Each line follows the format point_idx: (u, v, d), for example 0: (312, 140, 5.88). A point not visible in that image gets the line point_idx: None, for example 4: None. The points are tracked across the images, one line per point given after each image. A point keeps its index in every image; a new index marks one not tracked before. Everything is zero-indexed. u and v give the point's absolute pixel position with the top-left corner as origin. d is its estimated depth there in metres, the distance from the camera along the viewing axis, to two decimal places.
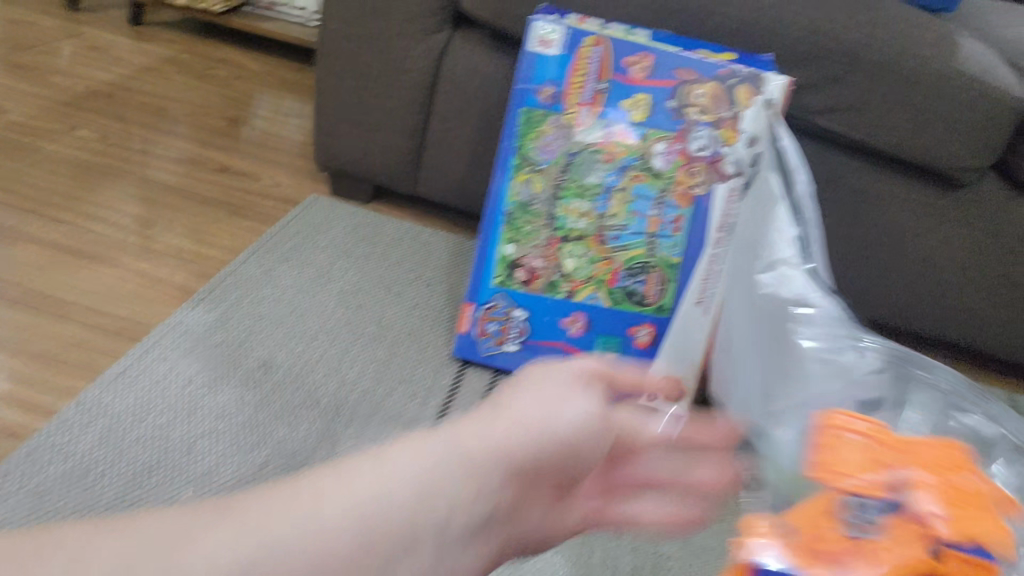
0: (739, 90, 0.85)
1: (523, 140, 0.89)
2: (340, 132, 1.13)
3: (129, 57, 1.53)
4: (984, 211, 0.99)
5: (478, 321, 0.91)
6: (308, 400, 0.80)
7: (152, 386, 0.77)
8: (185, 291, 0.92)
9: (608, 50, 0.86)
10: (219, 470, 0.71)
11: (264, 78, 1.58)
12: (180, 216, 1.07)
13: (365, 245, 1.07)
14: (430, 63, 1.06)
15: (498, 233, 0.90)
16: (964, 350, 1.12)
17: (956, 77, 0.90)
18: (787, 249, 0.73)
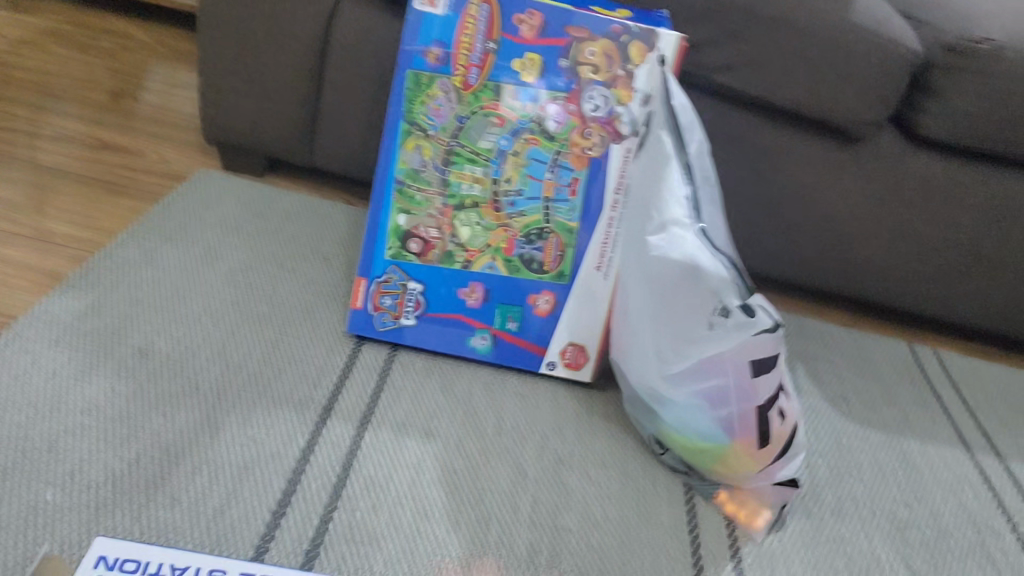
0: (631, 47, 0.83)
1: (410, 104, 0.84)
2: (227, 103, 1.08)
3: (4, 29, 1.43)
4: (882, 166, 0.99)
5: (372, 295, 0.86)
6: (188, 387, 0.76)
7: (13, 381, 0.72)
8: (56, 278, 0.86)
9: (496, 9, 0.82)
10: (87, 466, 0.66)
11: (154, 49, 1.50)
12: (56, 198, 1.00)
13: (259, 221, 1.02)
14: (317, 27, 1.01)
15: (389, 201, 0.86)
16: (867, 302, 1.14)
17: (849, 30, 0.89)
18: (677, 209, 0.73)
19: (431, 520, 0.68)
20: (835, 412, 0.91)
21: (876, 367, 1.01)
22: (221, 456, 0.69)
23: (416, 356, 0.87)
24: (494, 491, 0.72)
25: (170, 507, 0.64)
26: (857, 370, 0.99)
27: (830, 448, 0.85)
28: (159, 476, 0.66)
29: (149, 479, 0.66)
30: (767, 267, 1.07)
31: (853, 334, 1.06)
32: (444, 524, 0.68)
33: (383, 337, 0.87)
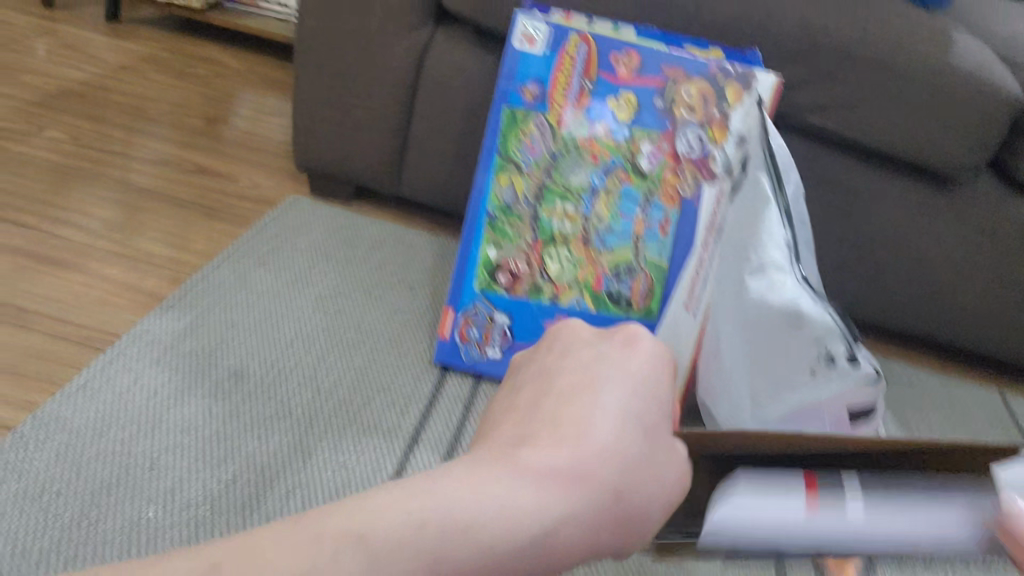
0: (727, 88, 0.83)
1: (506, 141, 0.87)
2: (319, 131, 1.10)
3: (106, 55, 1.49)
4: (979, 212, 0.96)
5: (459, 326, 0.87)
6: (280, 412, 0.77)
7: (115, 398, 0.74)
8: (154, 298, 0.89)
9: (594, 48, 0.85)
10: (183, 485, 0.67)
11: (246, 77, 1.55)
12: (154, 219, 1.04)
13: (346, 248, 1.04)
14: (411, 60, 1.03)
15: (480, 235, 0.88)
16: (959, 351, 1.10)
17: (950, 73, 0.87)
18: (776, 253, 0.72)
19: None
20: None
21: (975, 419, 0.97)
22: (313, 481, 0.70)
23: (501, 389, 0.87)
24: None
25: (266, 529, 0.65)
26: (948, 419, 0.96)
27: None
28: (254, 497, 0.68)
29: (243, 501, 0.67)
30: (854, 310, 1.05)
31: (942, 381, 1.03)
32: None
33: (468, 368, 0.87)
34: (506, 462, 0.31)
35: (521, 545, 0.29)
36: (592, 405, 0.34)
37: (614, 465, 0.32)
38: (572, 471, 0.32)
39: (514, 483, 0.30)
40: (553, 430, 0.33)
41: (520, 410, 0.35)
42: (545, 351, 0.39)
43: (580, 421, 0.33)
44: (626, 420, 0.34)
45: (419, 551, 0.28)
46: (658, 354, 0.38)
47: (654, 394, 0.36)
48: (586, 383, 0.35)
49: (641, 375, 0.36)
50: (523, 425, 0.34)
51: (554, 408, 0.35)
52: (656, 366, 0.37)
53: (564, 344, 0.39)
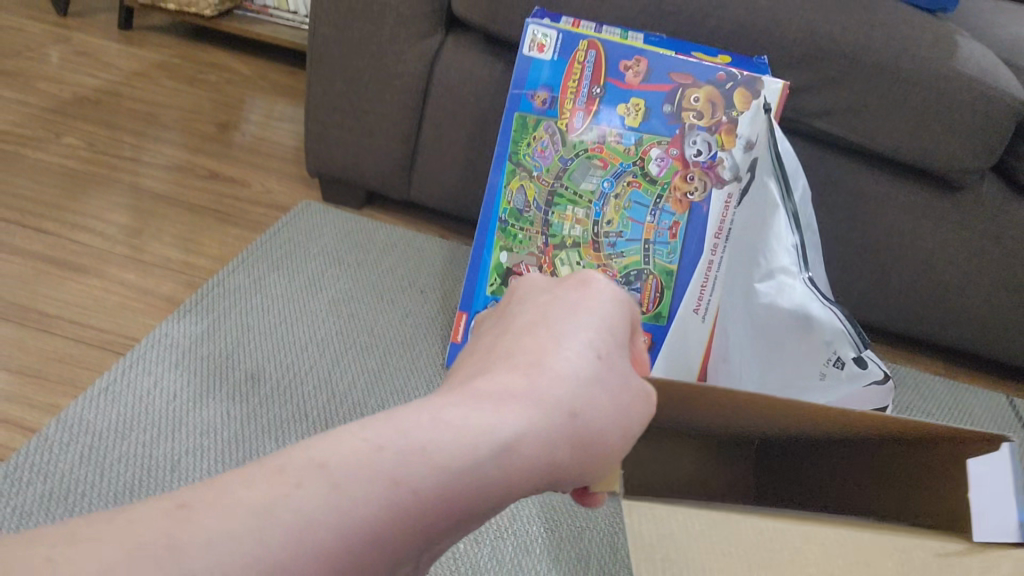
0: (735, 94, 0.84)
1: (517, 147, 0.88)
2: (331, 137, 1.11)
3: (119, 62, 1.51)
4: (984, 214, 0.97)
5: (471, 330, 0.89)
6: (297, 414, 0.78)
7: (136, 402, 0.76)
8: (172, 302, 0.90)
9: (603, 54, 0.86)
10: (204, 485, 0.69)
11: (257, 83, 1.56)
12: (169, 225, 1.05)
13: (358, 252, 1.06)
14: (422, 67, 1.04)
15: (492, 240, 0.89)
16: (963, 353, 1.11)
17: (957, 78, 0.88)
18: (785, 257, 0.73)
19: (530, 555, 0.69)
20: None
21: (982, 421, 0.99)
22: None
23: None
24: (592, 528, 0.74)
25: None
26: (954, 421, 0.97)
27: None
28: None
29: None
30: (861, 313, 1.06)
31: (948, 384, 1.04)
32: (544, 561, 0.69)
33: None
34: (460, 396, 0.33)
35: (477, 459, 0.31)
36: (549, 337, 0.37)
37: (565, 391, 0.34)
38: (526, 394, 0.33)
39: (457, 407, 0.32)
40: (509, 364, 0.35)
41: (482, 350, 0.38)
42: (504, 301, 0.42)
43: (538, 350, 0.36)
44: (585, 345, 0.36)
45: (372, 483, 0.29)
46: (613, 289, 0.40)
47: (612, 316, 0.38)
48: (546, 317, 0.38)
49: (601, 304, 0.39)
50: (486, 363, 0.36)
51: (510, 346, 0.37)
52: (618, 297, 0.39)
53: (526, 292, 0.41)
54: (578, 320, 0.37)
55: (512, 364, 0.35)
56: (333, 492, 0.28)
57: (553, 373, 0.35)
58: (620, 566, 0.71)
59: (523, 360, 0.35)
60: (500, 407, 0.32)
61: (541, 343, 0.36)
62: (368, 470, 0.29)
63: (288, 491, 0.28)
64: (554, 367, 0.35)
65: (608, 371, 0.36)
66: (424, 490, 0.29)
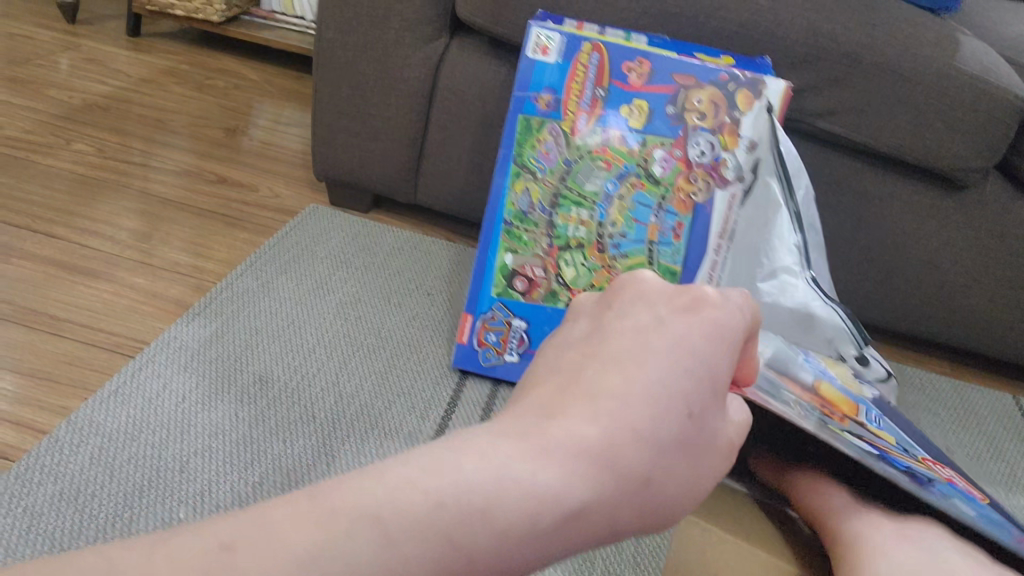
0: (738, 95, 0.85)
1: (521, 149, 0.88)
2: (337, 142, 1.12)
3: (128, 69, 1.53)
4: (988, 213, 0.97)
5: (477, 331, 0.89)
6: (304, 415, 0.79)
7: (146, 404, 0.77)
8: (181, 305, 0.91)
9: (606, 56, 0.87)
10: (212, 485, 0.70)
11: (264, 88, 1.58)
12: (179, 229, 1.06)
13: (364, 255, 1.07)
14: (427, 71, 1.05)
15: (497, 242, 0.89)
16: (968, 352, 1.11)
17: (958, 78, 0.89)
18: (788, 256, 0.74)
19: None
20: None
21: (985, 420, 0.99)
22: None
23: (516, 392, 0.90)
24: None
25: None
26: (959, 421, 0.97)
27: None
28: None
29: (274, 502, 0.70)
30: (866, 312, 1.06)
31: (954, 384, 1.04)
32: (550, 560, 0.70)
33: (486, 373, 0.89)
34: (533, 437, 0.31)
35: (536, 528, 0.29)
36: (637, 374, 0.34)
37: (641, 448, 0.32)
38: (603, 452, 0.31)
39: (529, 459, 0.30)
40: (590, 403, 0.33)
41: (565, 366, 0.35)
42: (602, 304, 0.39)
43: (623, 391, 0.33)
44: (674, 394, 0.33)
45: (428, 538, 0.27)
46: (728, 322, 0.36)
47: (717, 356, 0.35)
48: (639, 346, 0.35)
49: (699, 340, 0.35)
50: (567, 390, 0.34)
51: (596, 375, 0.34)
52: (721, 330, 0.35)
53: (632, 303, 0.38)
54: (679, 357, 0.34)
55: (589, 408, 0.32)
56: (381, 542, 0.26)
57: (634, 425, 0.32)
58: (625, 565, 0.71)
59: (600, 401, 0.33)
60: (567, 466, 0.30)
61: (626, 378, 0.33)
62: (426, 525, 0.27)
63: (331, 534, 0.26)
64: (636, 417, 0.32)
65: (691, 437, 0.33)
66: (482, 550, 0.28)
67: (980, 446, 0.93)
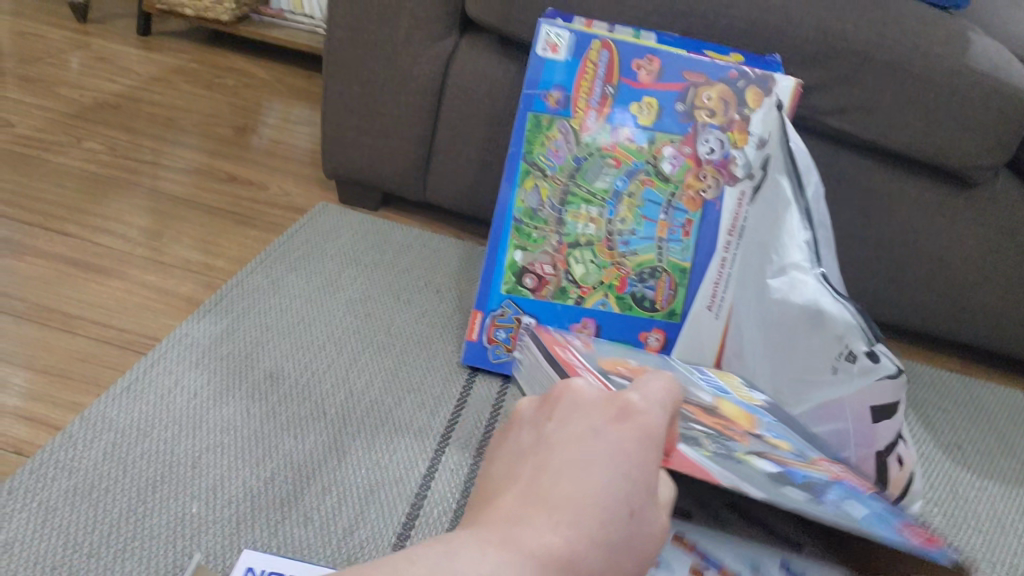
0: (747, 92, 0.85)
1: (531, 147, 0.89)
2: (346, 140, 1.12)
3: (138, 68, 1.53)
4: (997, 211, 0.97)
5: (487, 328, 0.89)
6: (315, 411, 0.80)
7: (158, 400, 0.77)
8: (193, 303, 0.92)
9: (615, 54, 0.87)
10: (225, 482, 0.70)
11: (274, 87, 1.58)
12: (189, 227, 1.07)
13: (373, 253, 1.07)
14: (436, 69, 1.05)
15: (506, 240, 0.90)
16: (977, 349, 1.11)
17: (968, 75, 0.89)
18: (798, 253, 0.75)
19: None
20: (949, 460, 0.89)
21: (996, 416, 0.98)
22: (346, 479, 0.73)
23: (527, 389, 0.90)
24: None
25: (303, 525, 0.68)
26: (969, 418, 0.97)
27: (943, 495, 0.83)
28: (292, 495, 0.70)
29: (283, 498, 0.70)
30: (876, 311, 1.06)
31: (964, 380, 1.04)
32: None
33: (495, 369, 0.89)
34: (491, 536, 0.29)
35: None
36: (585, 481, 0.32)
37: (593, 546, 0.30)
38: (564, 557, 0.29)
39: (512, 566, 0.28)
40: (541, 510, 0.31)
41: (517, 480, 0.33)
42: (546, 413, 0.36)
43: (570, 498, 0.31)
44: (618, 490, 0.32)
45: None
46: (654, 418, 0.34)
47: (649, 458, 0.33)
48: (583, 450, 0.33)
49: (635, 444, 0.33)
50: (524, 499, 0.32)
51: (548, 481, 0.32)
52: (652, 437, 0.34)
53: (580, 402, 0.35)
54: (616, 444, 0.33)
55: (536, 516, 0.30)
56: None
57: (579, 526, 0.30)
58: None
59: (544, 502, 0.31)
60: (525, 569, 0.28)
61: (568, 474, 0.32)
62: None
63: None
64: (582, 514, 0.31)
65: (639, 529, 0.32)
66: None
67: (990, 442, 0.93)
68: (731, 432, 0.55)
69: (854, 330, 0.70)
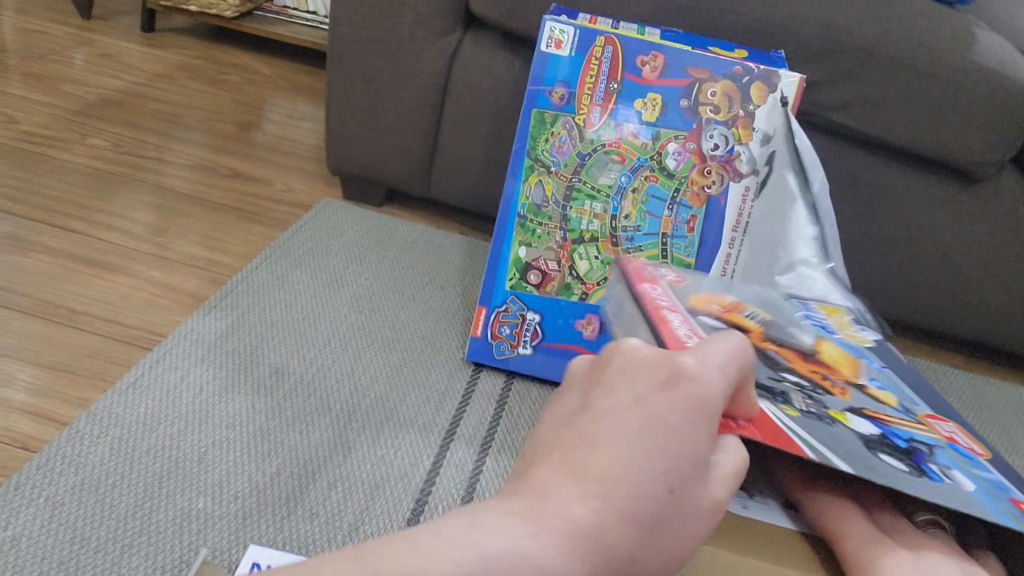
0: (752, 88, 0.86)
1: (535, 142, 0.89)
2: (350, 136, 1.12)
3: (142, 64, 1.54)
4: (1001, 207, 0.97)
5: (491, 324, 0.89)
6: (320, 406, 0.80)
7: (164, 396, 0.77)
8: (197, 299, 0.92)
9: (620, 50, 0.87)
10: (230, 478, 0.70)
11: (278, 83, 1.58)
12: (193, 223, 1.07)
13: (377, 249, 1.07)
14: (440, 65, 1.05)
15: (511, 236, 0.90)
16: (981, 346, 1.11)
17: (973, 71, 0.89)
18: (803, 251, 0.83)
19: None
20: None
21: (1000, 413, 0.98)
22: (352, 474, 0.73)
23: (531, 385, 0.89)
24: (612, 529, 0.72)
25: (309, 520, 0.68)
26: (973, 413, 0.97)
27: None
28: (297, 490, 0.70)
29: (287, 493, 0.70)
30: (880, 307, 1.06)
31: (967, 377, 1.04)
32: None
33: (500, 365, 0.89)
34: (521, 505, 0.30)
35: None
36: (627, 454, 0.31)
37: (623, 521, 0.30)
38: (593, 529, 0.29)
39: (543, 538, 0.28)
40: (574, 483, 0.30)
41: (559, 446, 0.32)
42: (598, 379, 0.35)
43: (609, 472, 0.31)
44: (659, 467, 0.31)
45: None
46: (702, 393, 0.34)
47: (693, 435, 0.32)
48: (628, 420, 0.32)
49: (679, 416, 0.32)
50: (564, 467, 0.31)
51: (587, 455, 0.31)
52: (700, 411, 0.33)
53: (629, 372, 0.34)
54: (666, 415, 0.32)
55: (571, 487, 0.30)
56: None
57: (614, 500, 0.30)
58: None
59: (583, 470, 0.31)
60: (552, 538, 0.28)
61: (614, 446, 0.31)
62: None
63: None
64: (618, 489, 0.30)
65: (673, 508, 0.31)
66: None
67: (995, 439, 0.93)
68: (825, 385, 0.55)
69: (873, 326, 0.74)
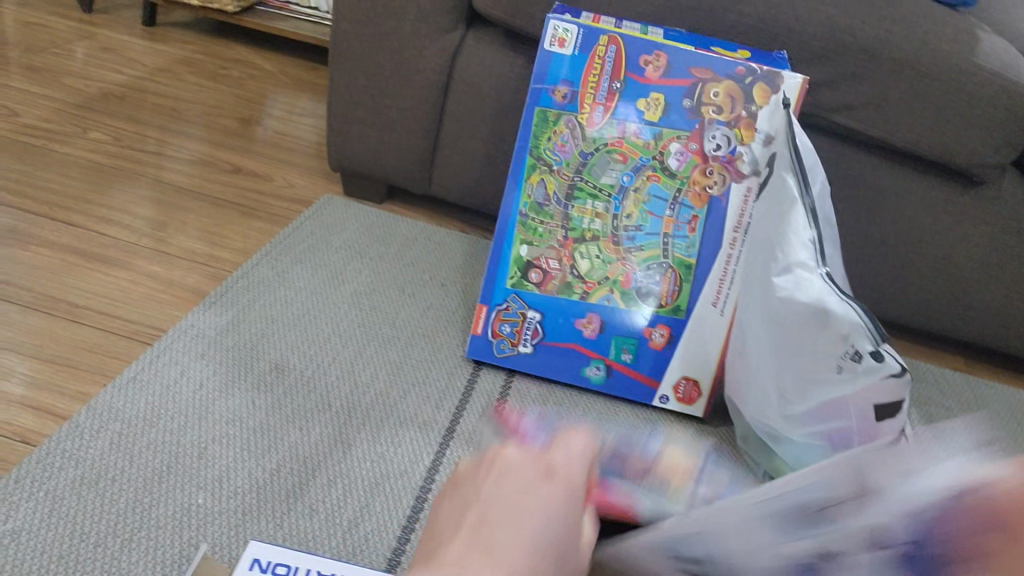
0: (755, 89, 0.85)
1: (538, 141, 0.89)
2: (351, 132, 1.12)
3: (144, 59, 1.53)
4: (1004, 209, 0.97)
5: (491, 322, 0.90)
6: (320, 403, 0.80)
7: (163, 391, 0.77)
8: (197, 294, 0.92)
9: (623, 50, 0.87)
10: (229, 474, 0.70)
11: (279, 78, 1.58)
12: (194, 218, 1.07)
13: (378, 245, 1.07)
14: (443, 62, 1.05)
15: (513, 234, 0.90)
16: (980, 349, 1.11)
17: (976, 73, 0.89)
18: (803, 251, 0.75)
19: None
20: None
21: (998, 415, 0.99)
22: (353, 471, 0.73)
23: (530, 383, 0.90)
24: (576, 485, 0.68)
25: (308, 517, 0.68)
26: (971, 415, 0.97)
27: None
28: (296, 487, 0.70)
29: (287, 490, 0.70)
30: (880, 308, 1.06)
31: (967, 379, 1.04)
32: None
33: (500, 363, 0.90)
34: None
35: None
36: (525, 529, 0.29)
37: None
38: None
39: None
40: (483, 557, 0.28)
41: (456, 527, 0.30)
42: (473, 471, 0.32)
43: (512, 543, 0.29)
44: (557, 538, 0.30)
45: None
46: (580, 469, 0.32)
47: (574, 512, 0.31)
48: (520, 495, 0.30)
49: (565, 491, 0.31)
50: (466, 545, 0.29)
51: (489, 531, 0.29)
52: (579, 489, 0.32)
53: (505, 460, 0.32)
54: (556, 492, 0.31)
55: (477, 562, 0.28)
56: None
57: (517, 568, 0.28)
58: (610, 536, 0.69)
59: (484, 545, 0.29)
60: None
61: (506, 522, 0.30)
62: None
63: None
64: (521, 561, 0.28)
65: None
66: None
67: None
68: None
69: (862, 330, 0.69)
